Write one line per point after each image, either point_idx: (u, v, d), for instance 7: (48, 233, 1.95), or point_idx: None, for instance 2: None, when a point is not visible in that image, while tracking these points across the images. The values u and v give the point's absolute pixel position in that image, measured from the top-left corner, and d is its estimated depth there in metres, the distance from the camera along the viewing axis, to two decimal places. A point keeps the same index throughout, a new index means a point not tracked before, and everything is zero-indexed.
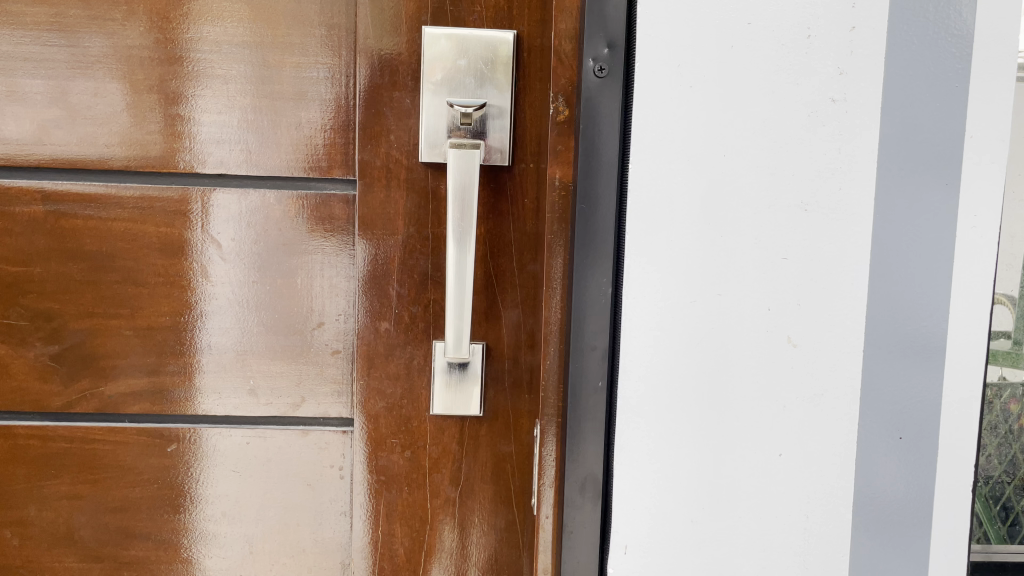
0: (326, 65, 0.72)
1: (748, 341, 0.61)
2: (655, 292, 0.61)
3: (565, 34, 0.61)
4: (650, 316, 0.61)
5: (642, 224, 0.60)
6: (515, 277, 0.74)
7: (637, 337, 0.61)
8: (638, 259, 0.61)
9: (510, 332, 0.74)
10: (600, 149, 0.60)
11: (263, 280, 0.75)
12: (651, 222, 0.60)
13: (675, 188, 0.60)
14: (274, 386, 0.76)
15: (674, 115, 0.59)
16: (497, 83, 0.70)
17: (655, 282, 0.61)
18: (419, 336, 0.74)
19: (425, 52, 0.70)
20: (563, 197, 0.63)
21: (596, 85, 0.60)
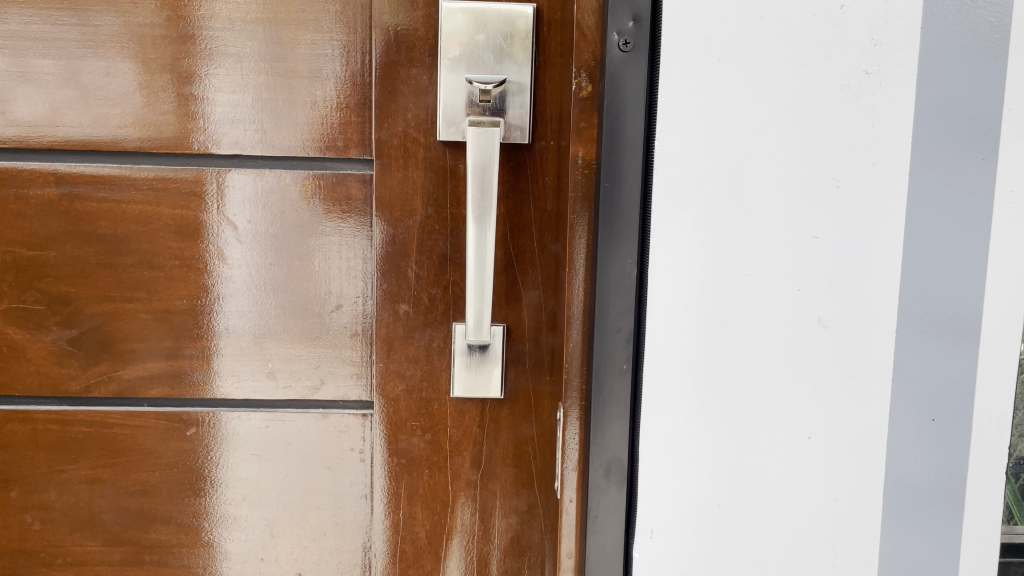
0: (340, 42, 0.71)
1: (777, 322, 0.60)
2: (682, 273, 0.60)
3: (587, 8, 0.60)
4: (676, 299, 0.60)
5: (668, 204, 0.59)
6: (537, 257, 0.72)
7: (663, 318, 0.60)
8: (663, 240, 0.60)
9: (531, 314, 0.73)
10: (625, 126, 0.59)
11: (280, 262, 0.74)
12: (677, 201, 0.59)
13: (702, 166, 0.59)
14: (293, 369, 0.75)
15: (699, 90, 0.58)
16: (516, 58, 0.69)
17: (682, 262, 0.60)
18: (439, 318, 0.73)
19: (443, 27, 0.68)
20: (586, 175, 0.61)
21: (621, 60, 0.58)
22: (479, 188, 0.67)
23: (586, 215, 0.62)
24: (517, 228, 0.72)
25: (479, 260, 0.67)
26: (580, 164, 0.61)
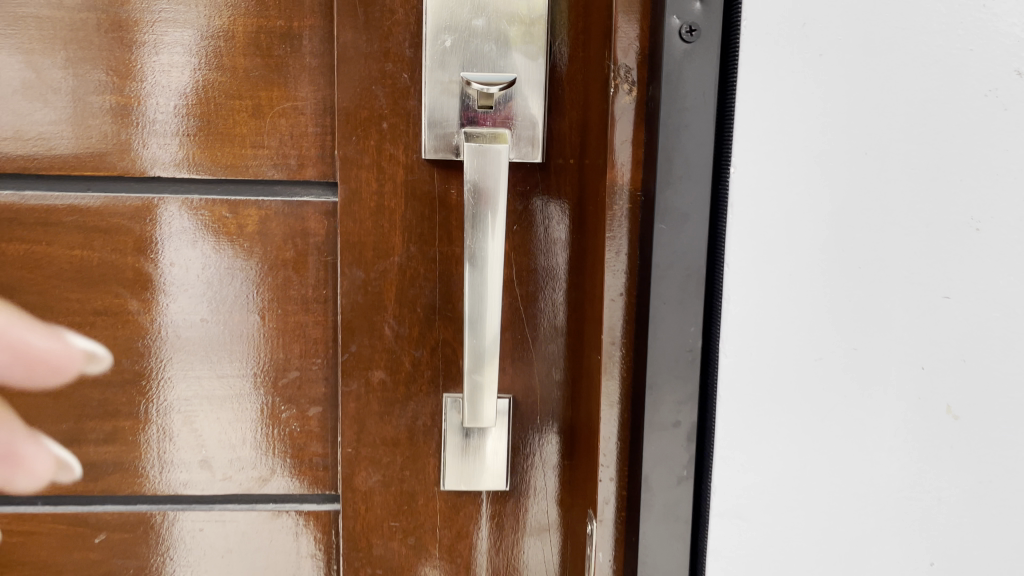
0: (290, 29, 0.53)
1: (893, 411, 0.44)
2: (765, 351, 0.43)
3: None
4: (753, 385, 0.44)
5: (751, 254, 0.43)
6: (551, 308, 0.56)
7: (739, 412, 0.44)
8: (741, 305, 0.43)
9: (545, 381, 0.57)
10: (688, 144, 0.42)
11: (220, 320, 0.56)
12: (761, 251, 0.43)
13: (795, 204, 0.42)
14: (234, 456, 0.58)
15: (793, 99, 0.42)
16: (524, 50, 0.52)
17: (762, 333, 0.43)
18: (426, 388, 0.57)
19: (427, 11, 0.51)
20: (631, 211, 0.46)
21: (683, 54, 0.41)
22: (473, 229, 0.50)
23: (629, 263, 0.46)
24: (527, 275, 0.56)
25: (486, 319, 0.51)
26: (624, 195, 0.46)
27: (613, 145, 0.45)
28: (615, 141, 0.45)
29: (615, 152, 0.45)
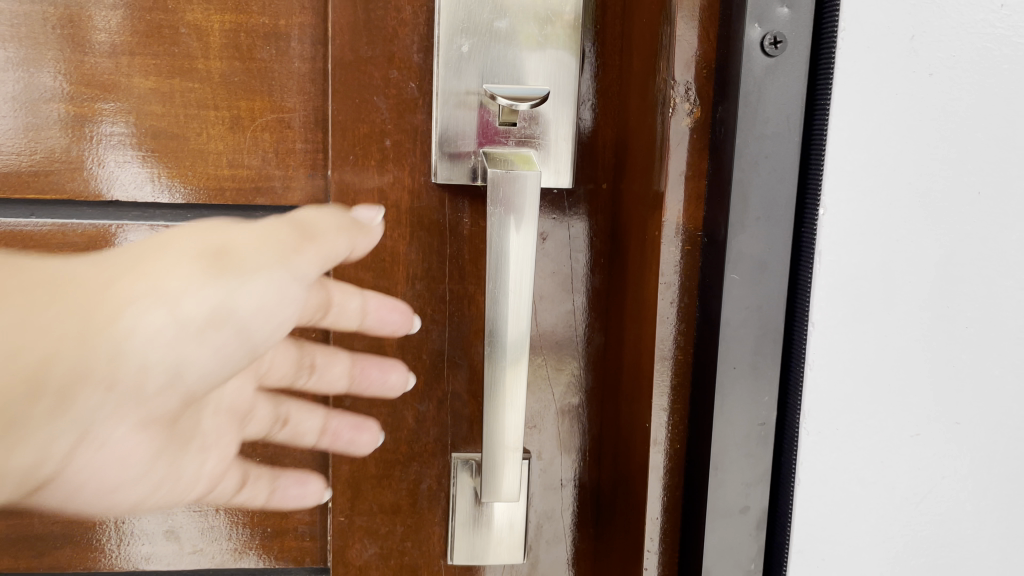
0: (275, 27, 0.46)
1: (983, 475, 0.40)
2: (861, 424, 0.38)
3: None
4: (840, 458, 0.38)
5: (845, 313, 0.37)
6: (576, 352, 0.49)
7: (826, 489, 0.38)
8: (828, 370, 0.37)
9: (568, 438, 0.50)
10: (767, 178, 0.35)
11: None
12: (860, 304, 0.37)
13: (896, 252, 0.37)
14: (206, 525, 0.50)
15: (896, 129, 0.36)
16: (555, 60, 0.44)
17: (867, 403, 0.38)
18: (432, 448, 0.49)
19: (439, 13, 0.43)
20: (688, 254, 0.39)
21: (765, 70, 0.34)
22: (490, 267, 0.41)
23: (682, 316, 0.39)
24: (549, 318, 0.49)
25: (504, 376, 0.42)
26: (678, 235, 0.38)
27: (667, 176, 0.38)
28: (670, 169, 0.38)
29: (668, 183, 0.38)
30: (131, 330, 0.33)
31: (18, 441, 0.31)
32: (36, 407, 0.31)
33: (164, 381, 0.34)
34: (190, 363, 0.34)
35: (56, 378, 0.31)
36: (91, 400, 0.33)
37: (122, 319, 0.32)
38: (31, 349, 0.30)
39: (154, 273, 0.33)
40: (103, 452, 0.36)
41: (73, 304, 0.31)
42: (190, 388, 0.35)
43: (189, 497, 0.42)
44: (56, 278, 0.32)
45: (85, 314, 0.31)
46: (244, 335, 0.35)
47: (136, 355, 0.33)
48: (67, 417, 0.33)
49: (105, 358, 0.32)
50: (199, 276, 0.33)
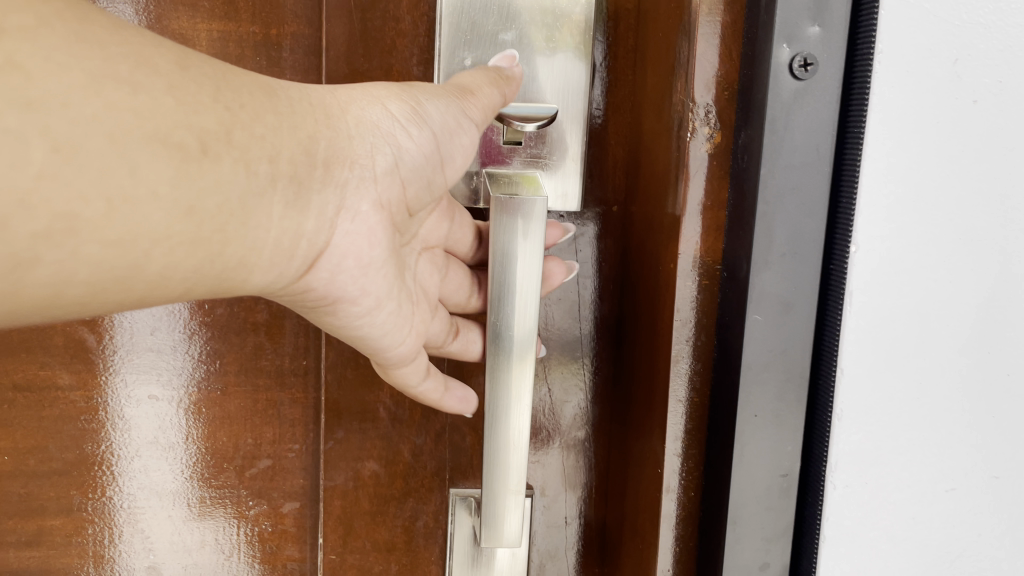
0: (265, 37, 0.43)
1: (1012, 519, 0.38)
2: (894, 472, 0.37)
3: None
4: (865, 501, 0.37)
5: (882, 361, 0.36)
6: (584, 384, 0.47)
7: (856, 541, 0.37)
8: (861, 413, 0.36)
9: (573, 474, 0.47)
10: (794, 210, 0.32)
11: (179, 398, 0.45)
12: (897, 349, 0.36)
13: (934, 293, 0.36)
14: (190, 562, 0.47)
15: (937, 162, 0.35)
16: (560, 71, 0.42)
17: (897, 450, 0.37)
18: (429, 482, 0.46)
19: (439, 23, 0.41)
20: (706, 288, 0.36)
21: (793, 94, 0.32)
22: (494, 291, 0.39)
23: (699, 356, 0.36)
24: (555, 347, 0.46)
25: (513, 416, 0.39)
26: (695, 269, 0.36)
27: (682, 205, 0.35)
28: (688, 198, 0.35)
29: (685, 211, 0.35)
30: (362, 119, 0.33)
31: (266, 228, 0.30)
32: (274, 195, 0.29)
33: (389, 166, 0.33)
34: (404, 158, 0.34)
35: (321, 146, 0.31)
36: (331, 206, 0.32)
37: (354, 110, 0.33)
38: (288, 137, 0.30)
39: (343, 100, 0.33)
40: (352, 231, 0.33)
41: (310, 107, 0.31)
42: (408, 187, 0.35)
43: (394, 347, 0.39)
44: (276, 87, 0.30)
45: (316, 100, 0.32)
46: (437, 147, 0.35)
47: (368, 137, 0.33)
48: (307, 219, 0.31)
49: (346, 135, 0.32)
50: (395, 97, 0.34)
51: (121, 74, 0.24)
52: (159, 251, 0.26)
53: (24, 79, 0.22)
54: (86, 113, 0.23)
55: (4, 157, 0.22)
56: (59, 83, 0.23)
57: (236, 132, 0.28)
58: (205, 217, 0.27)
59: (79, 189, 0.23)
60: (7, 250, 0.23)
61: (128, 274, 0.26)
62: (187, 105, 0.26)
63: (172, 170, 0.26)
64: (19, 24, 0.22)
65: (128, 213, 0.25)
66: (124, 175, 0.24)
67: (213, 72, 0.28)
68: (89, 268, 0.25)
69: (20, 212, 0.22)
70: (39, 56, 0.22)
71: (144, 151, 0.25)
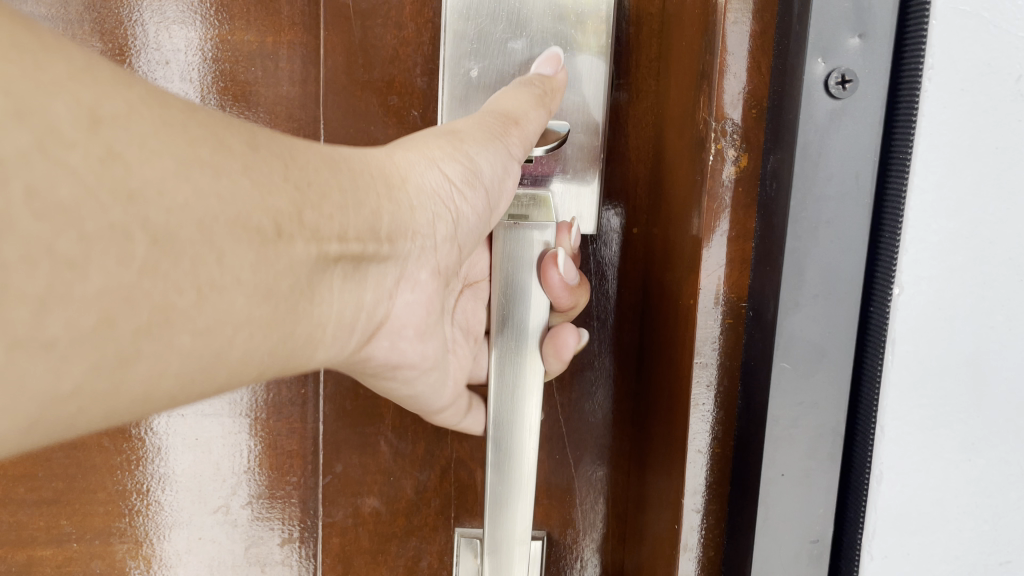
0: (261, 45, 0.40)
1: None
2: (937, 541, 0.34)
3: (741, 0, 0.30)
4: (900, 564, 0.34)
5: (925, 417, 0.33)
6: (600, 418, 0.43)
7: None
8: (902, 472, 0.33)
9: (588, 514, 0.44)
10: (829, 245, 0.29)
11: (245, 428, 0.43)
12: (943, 404, 0.33)
13: (988, 343, 0.33)
14: None
15: (994, 194, 0.31)
16: (578, 81, 0.38)
17: (942, 515, 0.34)
18: (433, 521, 0.43)
19: (445, 29, 0.38)
20: (731, 326, 0.32)
21: (828, 116, 0.28)
22: (499, 306, 0.37)
23: (721, 403, 0.33)
24: (569, 377, 0.43)
25: (518, 442, 0.37)
26: (720, 309, 0.32)
27: (707, 233, 0.31)
28: (713, 226, 0.31)
29: (710, 242, 0.31)
30: (422, 187, 0.28)
31: (329, 303, 0.25)
32: (336, 271, 0.24)
33: (449, 233, 0.29)
34: (462, 224, 0.30)
35: (385, 220, 0.26)
36: (389, 278, 0.28)
37: (413, 177, 0.28)
38: (356, 215, 0.24)
39: (402, 162, 0.28)
40: (409, 298, 0.29)
41: (371, 177, 0.26)
42: (464, 249, 0.31)
43: (438, 404, 0.36)
44: (335, 156, 0.25)
45: (375, 167, 0.26)
46: (487, 200, 0.31)
47: (429, 207, 0.28)
48: (365, 289, 0.27)
49: (406, 206, 0.27)
50: (439, 150, 0.29)
51: (202, 156, 0.19)
52: (241, 338, 0.21)
53: (126, 169, 0.17)
54: (178, 202, 0.18)
55: (113, 252, 0.17)
56: (153, 171, 0.18)
57: (308, 211, 0.22)
58: (281, 298, 0.22)
59: (174, 279, 0.18)
60: (112, 352, 0.17)
61: (212, 367, 0.21)
62: (264, 186, 0.21)
63: (252, 257, 0.21)
64: (113, 110, 0.17)
65: (215, 303, 0.20)
66: (214, 265, 0.19)
67: (279, 146, 0.22)
68: (184, 363, 0.20)
69: (126, 309, 0.17)
70: (135, 144, 0.17)
71: (231, 237, 0.20)
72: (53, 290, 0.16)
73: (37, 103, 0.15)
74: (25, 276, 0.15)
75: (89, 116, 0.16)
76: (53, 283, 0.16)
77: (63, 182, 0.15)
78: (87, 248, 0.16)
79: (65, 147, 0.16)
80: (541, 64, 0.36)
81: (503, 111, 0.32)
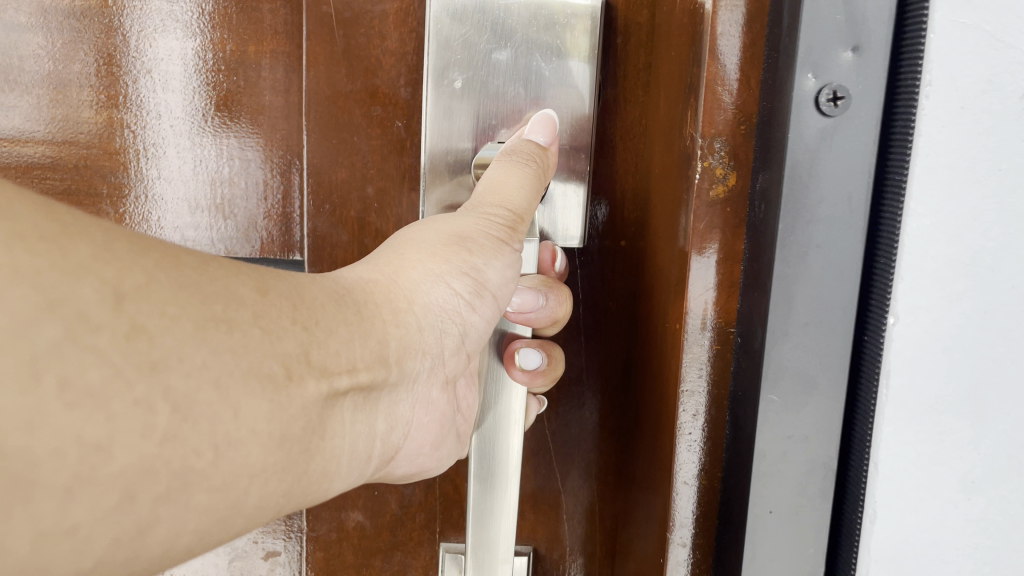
0: (242, 54, 0.39)
1: None
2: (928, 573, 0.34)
3: (730, 11, 0.29)
4: None
5: (921, 454, 0.33)
6: (586, 434, 0.42)
7: None
8: (896, 510, 0.33)
9: (575, 529, 0.43)
10: (817, 274, 0.28)
11: None
12: (940, 439, 0.33)
13: (988, 377, 0.32)
14: None
15: (991, 222, 0.31)
16: (561, 93, 0.38)
17: (936, 550, 0.34)
18: (417, 537, 0.43)
19: (429, 36, 0.37)
20: (719, 354, 0.32)
21: (818, 134, 0.27)
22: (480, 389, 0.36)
23: (710, 432, 0.32)
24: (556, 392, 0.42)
25: (503, 462, 0.36)
26: (704, 336, 0.31)
27: (692, 258, 0.31)
28: (700, 246, 0.31)
29: (694, 266, 0.31)
30: (429, 306, 0.29)
31: (341, 434, 0.26)
32: (346, 401, 0.25)
33: (457, 345, 0.30)
34: (470, 332, 0.31)
35: (393, 344, 0.27)
36: (400, 401, 0.29)
37: (420, 296, 0.29)
38: (362, 346, 0.26)
39: (401, 269, 0.29)
40: (420, 411, 0.30)
41: (375, 306, 0.27)
42: (473, 356, 0.32)
43: None
44: (341, 290, 0.26)
45: (381, 295, 0.27)
46: (495, 303, 0.32)
47: (437, 323, 0.29)
48: (377, 418, 0.28)
49: (415, 327, 0.28)
50: (442, 263, 0.30)
51: (217, 313, 0.21)
52: (256, 487, 0.22)
53: (148, 343, 0.18)
54: (197, 365, 0.20)
55: (137, 429, 0.18)
56: (171, 342, 0.19)
57: (315, 351, 0.23)
58: (294, 443, 0.23)
59: (193, 444, 0.20)
60: (130, 524, 0.19)
61: (228, 516, 0.22)
62: (273, 332, 0.22)
63: (265, 405, 0.22)
64: (134, 284, 0.19)
65: (231, 458, 0.21)
66: (230, 421, 0.21)
67: (287, 287, 0.24)
68: (200, 519, 0.21)
69: (147, 481, 0.19)
70: (157, 318, 0.19)
71: (245, 389, 0.21)
72: (81, 477, 0.17)
73: (63, 292, 0.17)
74: (55, 469, 0.17)
75: (112, 296, 0.18)
76: (80, 471, 0.17)
77: (93, 367, 0.17)
78: (110, 431, 0.18)
79: (91, 332, 0.17)
80: (534, 129, 0.36)
81: (510, 214, 0.33)
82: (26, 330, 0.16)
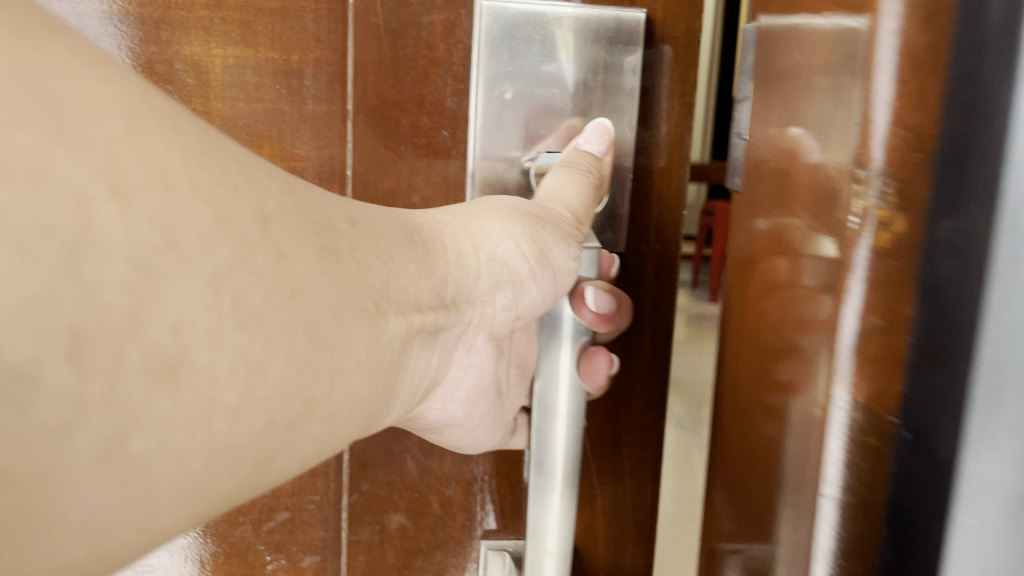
0: (285, 63, 0.39)
1: None
2: None
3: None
4: None
5: None
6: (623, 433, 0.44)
7: None
8: None
9: (611, 526, 0.45)
10: None
11: None
12: None
13: None
14: None
15: None
16: (607, 103, 0.39)
17: None
18: (458, 534, 0.44)
19: (481, 48, 0.38)
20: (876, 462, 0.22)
21: None
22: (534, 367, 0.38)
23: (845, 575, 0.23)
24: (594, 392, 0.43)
25: (558, 455, 0.37)
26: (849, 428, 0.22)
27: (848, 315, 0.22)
28: (845, 306, 0.22)
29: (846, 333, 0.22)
30: (492, 254, 0.34)
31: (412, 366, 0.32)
32: (413, 339, 0.31)
33: (507, 302, 0.36)
34: (523, 296, 0.36)
35: (450, 287, 0.33)
36: (449, 339, 0.35)
37: (483, 246, 0.34)
38: (426, 282, 0.31)
39: (459, 220, 0.34)
40: (459, 347, 0.37)
41: (440, 247, 0.33)
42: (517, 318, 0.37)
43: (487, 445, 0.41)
44: (410, 229, 0.32)
45: (448, 239, 0.33)
46: (555, 287, 0.36)
47: (492, 273, 0.34)
48: (433, 352, 0.34)
49: (472, 271, 0.34)
50: (516, 225, 0.35)
51: (329, 246, 0.26)
52: (352, 413, 0.28)
53: (288, 266, 0.24)
54: (321, 292, 0.26)
55: (283, 350, 0.24)
56: (305, 268, 0.25)
57: (393, 285, 0.29)
58: (385, 366, 0.29)
59: (319, 370, 0.26)
60: (267, 445, 0.24)
61: (327, 443, 0.27)
62: (364, 262, 0.28)
63: (364, 333, 0.28)
64: (275, 209, 0.25)
65: (340, 384, 0.27)
66: (342, 347, 0.27)
67: (371, 225, 0.29)
68: (316, 435, 0.26)
69: (286, 404, 0.24)
70: (292, 239, 0.25)
71: (351, 317, 0.27)
72: (249, 386, 0.23)
73: (228, 212, 0.22)
74: (230, 384, 0.22)
75: (261, 219, 0.24)
76: (251, 384, 0.23)
77: (256, 288, 0.23)
78: (266, 350, 0.23)
79: (250, 251, 0.23)
80: (588, 139, 0.38)
81: (573, 218, 0.36)
82: (209, 241, 0.21)
